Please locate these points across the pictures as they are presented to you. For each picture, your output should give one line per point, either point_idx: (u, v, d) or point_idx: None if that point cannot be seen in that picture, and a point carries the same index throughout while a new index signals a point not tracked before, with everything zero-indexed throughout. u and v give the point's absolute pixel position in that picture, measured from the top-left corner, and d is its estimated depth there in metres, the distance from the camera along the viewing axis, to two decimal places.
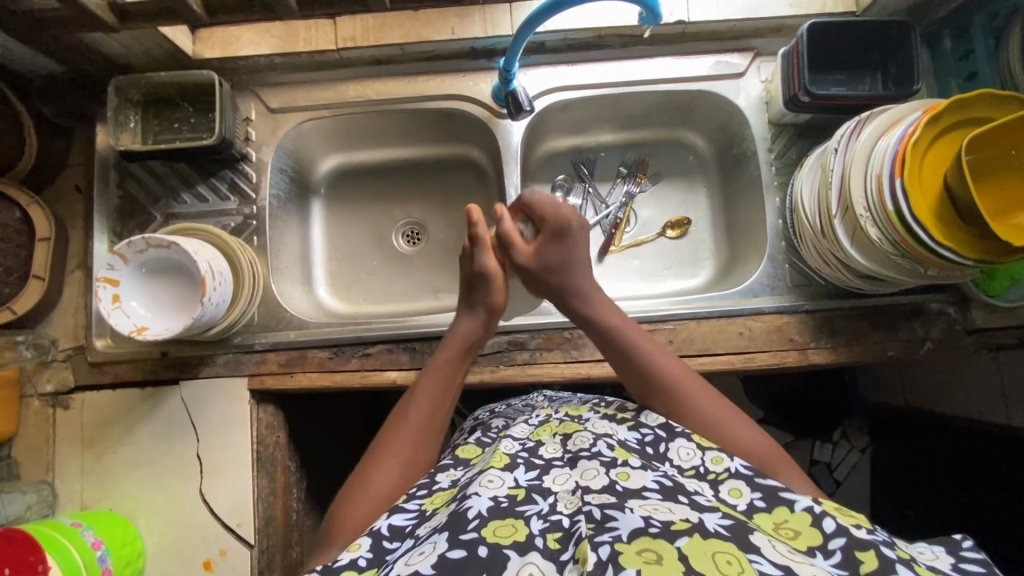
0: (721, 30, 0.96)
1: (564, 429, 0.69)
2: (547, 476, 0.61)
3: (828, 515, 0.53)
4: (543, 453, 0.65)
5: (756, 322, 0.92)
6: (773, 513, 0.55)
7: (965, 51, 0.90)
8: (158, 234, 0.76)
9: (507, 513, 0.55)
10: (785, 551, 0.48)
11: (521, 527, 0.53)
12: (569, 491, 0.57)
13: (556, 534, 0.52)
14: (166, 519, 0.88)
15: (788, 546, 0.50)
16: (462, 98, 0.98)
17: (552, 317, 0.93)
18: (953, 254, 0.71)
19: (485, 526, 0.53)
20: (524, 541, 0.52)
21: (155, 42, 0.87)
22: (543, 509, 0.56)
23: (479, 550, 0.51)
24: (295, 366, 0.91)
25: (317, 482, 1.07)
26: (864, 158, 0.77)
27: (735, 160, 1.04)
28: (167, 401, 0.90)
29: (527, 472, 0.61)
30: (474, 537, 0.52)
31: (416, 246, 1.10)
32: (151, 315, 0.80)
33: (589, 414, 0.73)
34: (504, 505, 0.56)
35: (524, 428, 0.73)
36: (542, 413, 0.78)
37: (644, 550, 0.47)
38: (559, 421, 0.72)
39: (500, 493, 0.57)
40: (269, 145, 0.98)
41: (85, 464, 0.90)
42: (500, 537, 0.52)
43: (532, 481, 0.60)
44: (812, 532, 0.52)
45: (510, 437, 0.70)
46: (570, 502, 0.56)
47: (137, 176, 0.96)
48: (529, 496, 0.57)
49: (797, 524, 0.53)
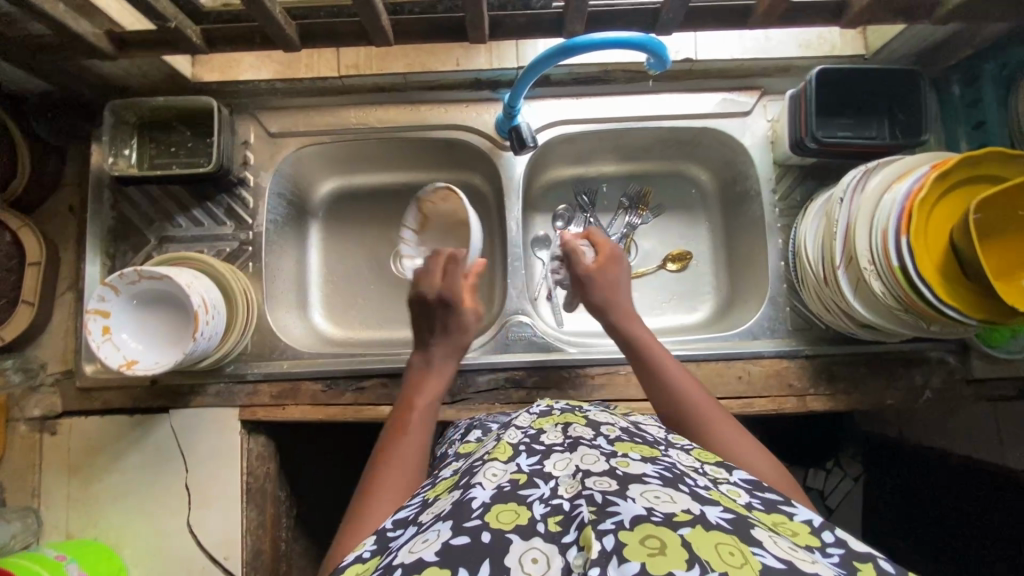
0: (727, 69, 0.96)
1: (565, 419, 0.64)
2: (548, 460, 0.54)
3: (828, 527, 0.47)
4: (544, 438, 0.59)
5: (755, 366, 0.91)
6: (772, 513, 0.49)
7: (973, 99, 0.89)
8: (152, 268, 0.75)
9: (510, 498, 0.49)
10: (787, 549, 0.43)
11: (524, 513, 0.48)
12: (570, 474, 0.51)
13: (559, 518, 0.47)
14: (154, 549, 0.87)
15: (789, 543, 0.44)
16: (465, 128, 0.97)
17: (550, 355, 0.92)
18: (956, 313, 0.69)
19: (489, 512, 0.47)
20: (528, 526, 0.46)
21: (154, 66, 0.86)
22: (545, 494, 0.50)
23: (483, 536, 0.45)
24: (287, 399, 0.90)
25: (307, 510, 1.05)
26: (871, 210, 0.76)
27: (739, 196, 1.03)
28: (156, 429, 0.89)
29: (529, 458, 0.55)
30: (477, 524, 0.46)
31: (414, 271, 1.09)
32: (143, 346, 0.79)
33: (589, 407, 0.69)
34: (507, 489, 0.50)
35: (525, 417, 0.67)
36: (541, 402, 0.72)
37: (649, 538, 0.41)
38: (560, 411, 0.67)
39: (502, 480, 0.52)
40: (267, 170, 0.96)
41: (71, 491, 0.88)
42: (503, 523, 0.46)
43: (534, 466, 0.54)
44: (810, 536, 0.46)
45: (512, 427, 0.64)
46: (571, 486, 0.50)
47: (131, 198, 0.94)
48: (532, 480, 0.51)
49: (795, 526, 0.47)
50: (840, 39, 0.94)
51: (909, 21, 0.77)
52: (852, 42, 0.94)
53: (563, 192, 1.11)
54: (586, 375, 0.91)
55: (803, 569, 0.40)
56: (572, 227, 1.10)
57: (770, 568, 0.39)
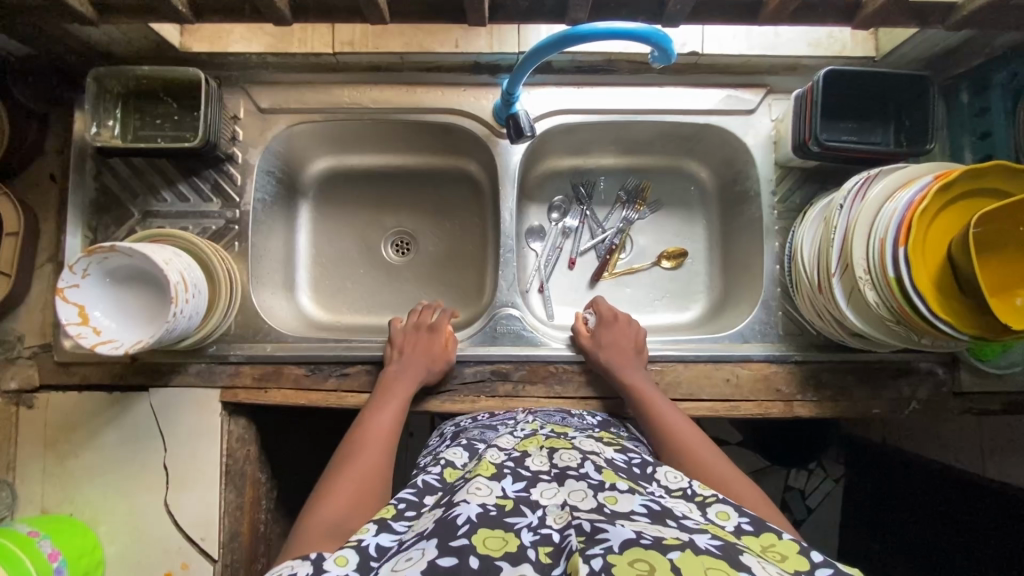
0: (735, 65, 0.93)
1: (551, 443, 0.64)
2: (535, 487, 0.55)
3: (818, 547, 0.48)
4: (529, 463, 0.60)
5: (744, 369, 0.90)
6: (761, 537, 0.51)
7: (982, 108, 0.87)
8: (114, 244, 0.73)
9: (496, 524, 0.49)
10: (775, 574, 0.43)
11: (512, 539, 0.48)
12: (558, 505, 0.53)
13: (549, 549, 0.48)
14: (130, 528, 0.86)
15: (777, 569, 0.45)
16: (462, 113, 0.94)
17: (538, 349, 0.91)
18: (948, 327, 0.68)
19: (475, 534, 0.48)
20: (517, 553, 0.47)
21: (140, 34, 0.82)
22: (532, 522, 0.51)
23: (469, 560, 0.45)
24: (269, 382, 0.89)
25: (286, 491, 1.05)
26: (870, 216, 0.75)
27: (738, 196, 1.01)
28: (135, 407, 0.88)
29: (515, 483, 0.56)
30: (463, 545, 0.47)
31: (405, 257, 1.07)
32: (119, 327, 0.77)
33: (575, 433, 0.69)
34: (493, 514, 0.50)
35: (508, 438, 0.68)
36: (527, 427, 0.73)
37: (638, 561, 0.42)
38: (546, 436, 0.67)
39: (488, 502, 0.52)
40: (257, 147, 0.93)
41: (47, 467, 0.87)
42: (490, 549, 0.47)
43: (520, 493, 0.54)
44: (799, 559, 0.48)
45: (496, 446, 0.65)
46: (559, 517, 0.51)
47: (115, 170, 0.92)
48: (519, 507, 0.52)
49: (785, 549, 0.49)
50: (851, 40, 0.91)
51: (923, 25, 0.75)
52: (863, 42, 0.92)
53: (560, 183, 1.08)
54: (573, 371, 0.90)
55: None
56: (568, 219, 1.08)
57: None
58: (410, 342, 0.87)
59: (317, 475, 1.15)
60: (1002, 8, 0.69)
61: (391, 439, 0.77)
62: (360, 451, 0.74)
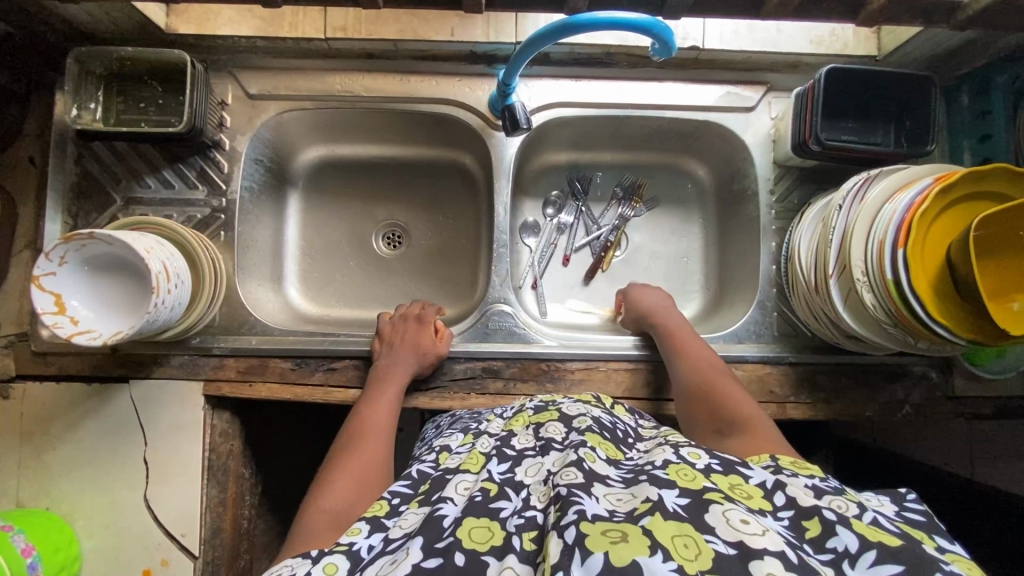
0: (735, 61, 0.92)
1: (538, 419, 0.63)
2: (520, 467, 0.54)
3: (780, 489, 0.49)
4: (516, 443, 0.59)
5: (737, 370, 0.89)
6: (728, 475, 0.50)
7: (982, 111, 0.86)
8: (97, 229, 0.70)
9: (482, 512, 0.48)
10: (742, 521, 0.43)
11: (497, 530, 0.46)
12: (542, 481, 0.52)
13: (534, 533, 0.46)
14: (108, 522, 0.84)
15: (743, 511, 0.44)
16: (457, 104, 0.92)
17: (530, 347, 0.89)
18: (945, 331, 0.68)
19: (461, 530, 0.46)
20: (503, 545, 0.45)
21: (124, 13, 0.79)
22: (518, 506, 0.49)
23: (455, 557, 0.44)
24: (254, 375, 0.87)
25: (271, 487, 1.03)
26: (870, 217, 0.74)
27: (736, 195, 1.00)
28: (115, 399, 0.85)
29: (500, 464, 0.55)
30: (450, 543, 0.45)
31: (396, 250, 1.05)
32: (97, 316, 0.74)
33: (563, 399, 0.68)
34: (478, 501, 0.49)
35: (498, 422, 0.68)
36: (517, 405, 0.72)
37: (610, 529, 0.42)
38: (534, 410, 0.66)
39: (473, 491, 0.51)
40: (245, 134, 0.91)
41: (22, 459, 0.84)
42: (476, 543, 0.45)
43: (505, 475, 0.53)
44: (763, 500, 0.48)
45: (484, 434, 0.64)
46: (543, 495, 0.50)
47: (97, 154, 0.89)
48: (504, 491, 0.51)
49: (751, 491, 0.49)
50: (853, 38, 0.90)
51: (927, 23, 0.73)
52: (866, 41, 0.90)
53: (555, 177, 1.07)
54: (566, 369, 0.88)
55: (753, 547, 0.41)
56: (563, 214, 1.06)
57: (723, 557, 0.40)
58: (399, 333, 0.85)
59: (302, 472, 1.13)
60: (1008, 7, 0.68)
61: (388, 429, 0.76)
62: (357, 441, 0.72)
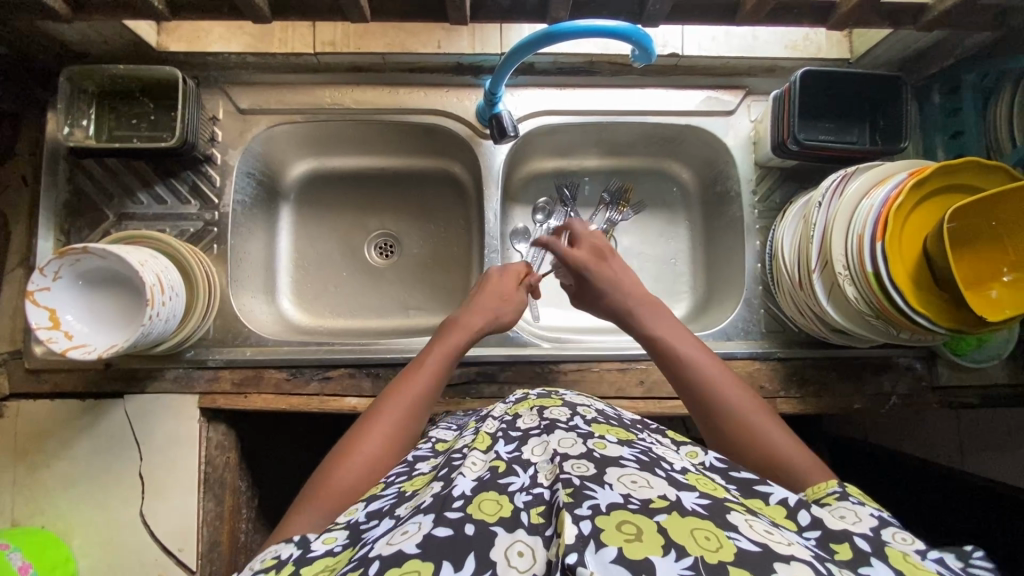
0: (714, 66, 0.95)
1: (541, 403, 0.65)
2: (526, 446, 0.55)
3: (803, 507, 0.51)
4: (520, 424, 0.60)
5: (728, 367, 0.91)
6: (749, 498, 0.52)
7: (952, 109, 0.89)
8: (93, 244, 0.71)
9: (490, 488, 0.49)
10: (763, 531, 0.44)
11: (506, 503, 0.47)
12: (549, 459, 0.52)
13: (541, 509, 0.46)
14: (104, 539, 0.83)
15: (766, 525, 0.46)
16: (445, 114, 0.94)
17: (524, 350, 0.90)
18: (925, 320, 0.69)
19: (471, 504, 0.47)
20: (511, 518, 0.46)
21: (115, 32, 0.81)
22: (526, 483, 0.50)
23: (466, 528, 0.44)
24: (249, 387, 0.87)
25: (267, 500, 1.03)
26: (847, 216, 0.76)
27: (720, 196, 1.03)
28: (110, 414, 0.85)
29: (507, 445, 0.56)
30: (460, 516, 0.45)
31: (388, 259, 1.06)
32: (92, 330, 0.74)
33: (566, 391, 0.69)
34: (487, 478, 0.50)
35: (500, 407, 0.68)
36: (518, 392, 0.72)
37: (624, 524, 0.42)
38: (538, 396, 0.68)
39: (482, 469, 0.52)
40: (236, 148, 0.92)
41: (16, 478, 0.84)
42: (487, 514, 0.46)
43: (512, 453, 0.54)
44: (786, 521, 0.50)
45: (488, 418, 0.65)
46: (549, 472, 0.50)
47: (89, 171, 0.89)
48: (512, 468, 0.52)
49: (772, 513, 0.51)
50: (826, 42, 0.93)
51: (895, 26, 0.77)
52: (838, 45, 0.94)
53: (544, 184, 1.09)
54: (559, 370, 0.90)
55: (777, 550, 0.42)
56: (552, 219, 1.07)
57: (745, 551, 0.41)
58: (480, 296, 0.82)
59: (298, 484, 1.12)
60: (971, 7, 0.71)
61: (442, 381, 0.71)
62: (392, 408, 0.65)
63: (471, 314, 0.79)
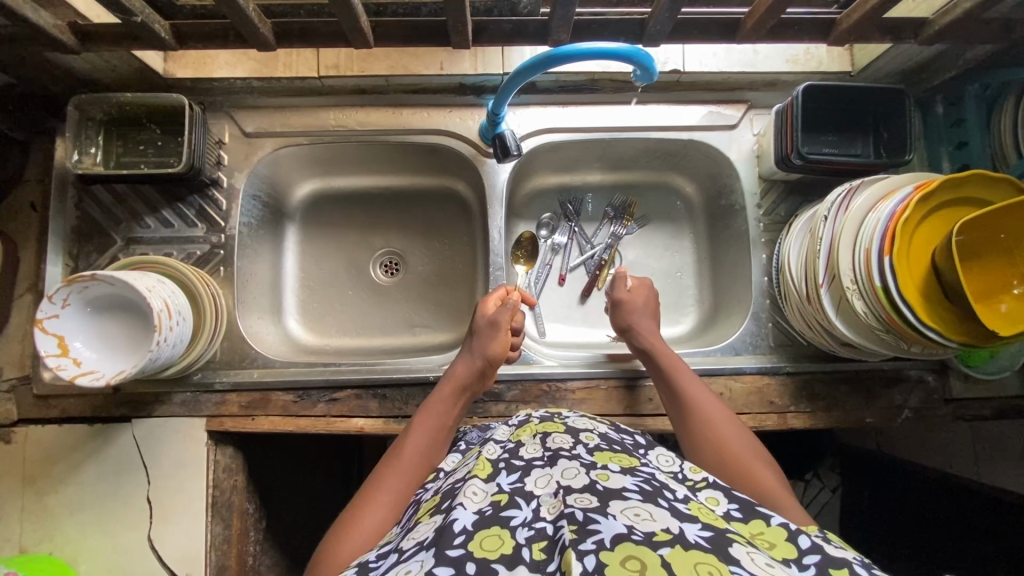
0: (716, 81, 0.95)
1: (544, 429, 0.64)
2: (529, 477, 0.55)
3: (804, 533, 0.51)
4: (523, 453, 0.59)
5: (737, 383, 0.90)
6: (750, 523, 0.53)
7: (956, 119, 0.89)
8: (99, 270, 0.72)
9: (492, 522, 0.49)
10: (764, 564, 0.44)
11: (508, 539, 0.47)
12: (552, 493, 0.52)
13: (543, 544, 0.46)
14: (111, 566, 0.83)
15: (767, 558, 0.45)
16: (450, 134, 0.95)
17: (531, 367, 0.90)
18: (936, 334, 0.69)
19: (472, 540, 0.47)
20: (513, 554, 0.46)
21: (123, 61, 0.82)
22: (528, 517, 0.50)
23: (466, 567, 0.44)
24: (256, 409, 0.87)
25: (275, 521, 1.02)
26: (855, 227, 0.76)
27: (724, 210, 1.02)
28: (118, 439, 0.85)
29: (509, 476, 0.55)
30: (461, 554, 0.45)
31: (393, 277, 1.06)
32: (99, 357, 0.75)
33: (568, 414, 0.69)
34: (489, 513, 0.50)
35: (504, 431, 0.68)
36: (523, 415, 0.72)
37: (628, 559, 0.42)
38: (540, 420, 0.67)
39: (484, 503, 0.51)
40: (242, 171, 0.93)
41: (25, 504, 0.84)
42: (487, 551, 0.46)
43: (515, 485, 0.54)
44: (787, 546, 0.50)
45: (491, 442, 0.65)
46: (553, 506, 0.50)
47: (97, 197, 0.90)
48: (514, 500, 0.52)
49: (773, 536, 0.51)
50: (828, 56, 0.94)
51: (896, 41, 0.77)
52: (839, 58, 0.94)
53: (548, 200, 1.09)
54: (566, 389, 0.89)
55: None
56: (557, 235, 1.07)
57: None
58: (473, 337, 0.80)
59: (306, 504, 1.12)
60: (971, 22, 0.71)
61: (436, 441, 0.71)
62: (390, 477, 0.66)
63: (454, 364, 0.79)
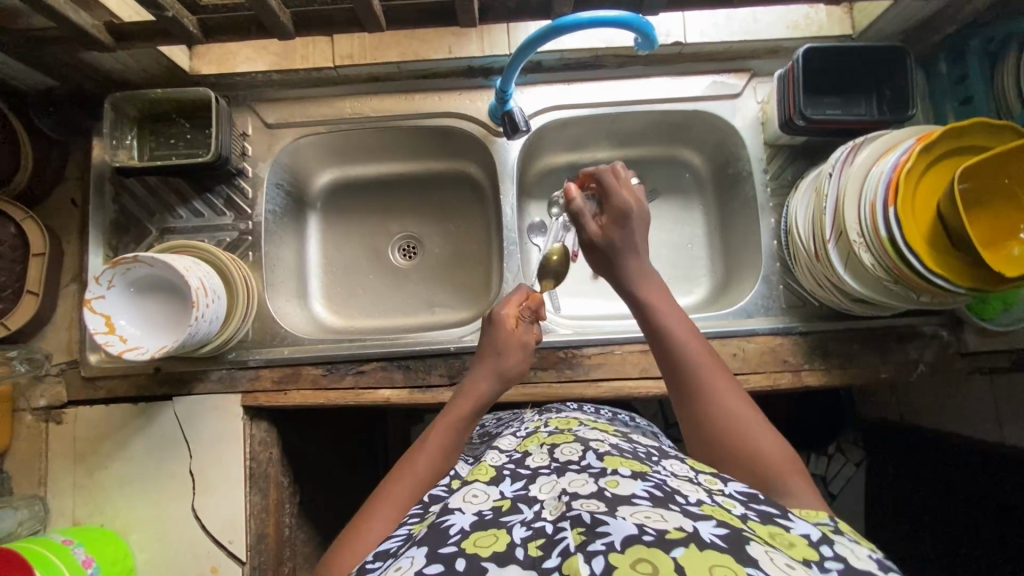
0: (719, 51, 0.97)
1: (553, 440, 0.65)
2: (534, 484, 0.56)
3: (827, 543, 0.47)
4: (529, 463, 0.61)
5: (750, 343, 0.92)
6: (768, 525, 0.48)
7: (960, 75, 0.90)
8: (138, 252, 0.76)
9: (490, 525, 0.50)
10: (783, 565, 0.42)
11: (502, 537, 0.48)
12: (556, 497, 0.52)
13: (538, 542, 0.46)
14: (158, 535, 0.88)
15: (788, 559, 0.43)
16: (461, 116, 0.99)
17: (548, 335, 0.93)
18: (943, 281, 0.70)
19: (466, 539, 0.48)
20: (505, 553, 0.46)
21: (152, 59, 0.88)
22: (527, 518, 0.50)
23: (456, 564, 0.45)
24: (289, 383, 0.92)
25: (310, 493, 1.07)
26: (859, 184, 0.77)
27: (732, 179, 1.04)
28: (160, 417, 0.90)
29: (513, 484, 0.57)
30: (452, 551, 0.46)
31: (412, 260, 1.10)
32: (142, 334, 0.80)
33: (580, 427, 0.70)
34: (488, 517, 0.51)
35: (511, 441, 0.70)
36: (531, 426, 0.75)
37: (638, 562, 0.40)
38: (549, 433, 0.69)
39: (484, 507, 0.53)
40: (265, 161, 0.98)
41: (76, 478, 0.89)
42: (480, 548, 0.47)
43: (518, 491, 0.55)
44: (809, 550, 0.46)
45: (500, 451, 0.67)
46: (556, 508, 0.50)
47: (132, 191, 0.96)
48: (516, 506, 0.52)
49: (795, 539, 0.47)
50: (828, 20, 0.95)
51: None
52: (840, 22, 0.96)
53: (558, 178, 1.12)
54: (582, 355, 0.92)
55: None
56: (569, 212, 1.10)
57: None
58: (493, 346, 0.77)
59: (338, 481, 1.17)
60: None
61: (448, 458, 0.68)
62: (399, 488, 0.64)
63: (474, 376, 0.76)
